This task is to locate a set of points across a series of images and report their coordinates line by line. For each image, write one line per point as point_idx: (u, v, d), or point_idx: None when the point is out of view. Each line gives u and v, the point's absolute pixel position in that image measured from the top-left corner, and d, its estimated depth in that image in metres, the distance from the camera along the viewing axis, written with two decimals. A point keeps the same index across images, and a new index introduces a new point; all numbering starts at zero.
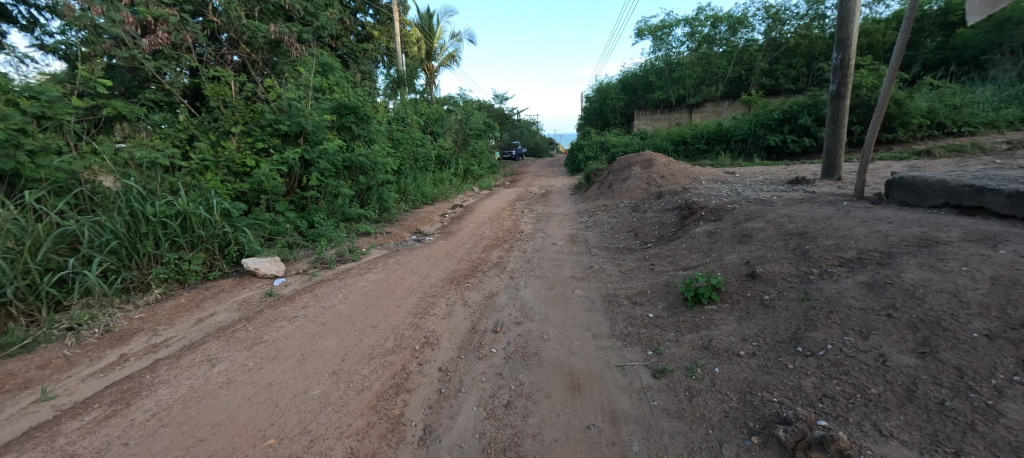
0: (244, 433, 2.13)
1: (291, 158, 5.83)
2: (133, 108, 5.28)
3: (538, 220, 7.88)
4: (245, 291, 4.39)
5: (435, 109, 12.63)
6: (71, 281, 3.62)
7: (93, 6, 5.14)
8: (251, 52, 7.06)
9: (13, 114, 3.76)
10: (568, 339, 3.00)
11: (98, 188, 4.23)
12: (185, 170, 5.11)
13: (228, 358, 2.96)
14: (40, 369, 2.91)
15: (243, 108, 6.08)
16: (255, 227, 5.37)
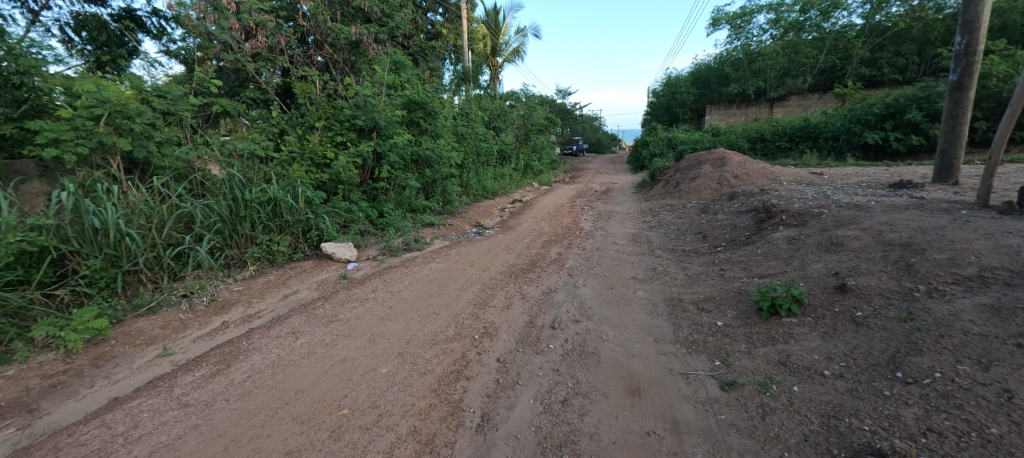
0: (322, 401, 2.34)
1: (365, 150, 6.29)
2: (236, 106, 5.93)
3: (599, 217, 7.72)
4: (322, 273, 4.79)
5: (498, 105, 12.81)
6: (185, 255, 4.17)
7: (207, 15, 6.01)
8: (333, 53, 7.59)
9: (147, 111, 4.42)
10: (628, 341, 2.92)
11: (208, 176, 4.82)
12: (277, 161, 5.66)
13: (309, 332, 3.25)
14: (162, 329, 3.40)
15: (325, 105, 6.61)
16: (333, 214, 5.82)
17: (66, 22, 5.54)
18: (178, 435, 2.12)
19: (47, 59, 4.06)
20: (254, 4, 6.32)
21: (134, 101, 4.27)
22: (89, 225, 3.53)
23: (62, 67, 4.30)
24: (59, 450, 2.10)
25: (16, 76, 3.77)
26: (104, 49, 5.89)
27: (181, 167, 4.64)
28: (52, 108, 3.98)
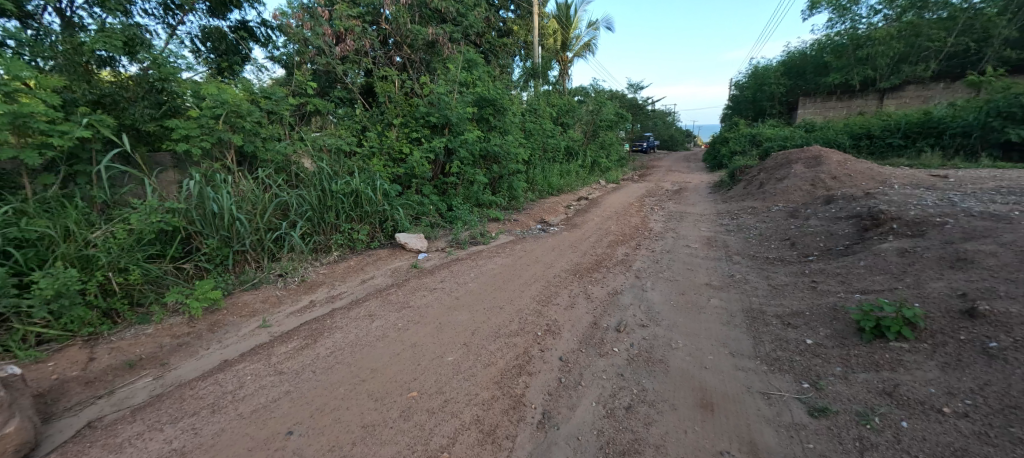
0: (394, 382, 2.49)
1: (437, 146, 6.58)
2: (325, 105, 6.47)
3: (670, 218, 7.34)
4: (395, 261, 5.10)
5: (567, 101, 12.65)
6: (281, 239, 4.63)
7: (305, 23, 6.63)
8: (411, 53, 7.98)
9: (255, 111, 4.99)
10: (700, 352, 2.75)
11: (301, 168, 5.33)
12: (360, 156, 6.10)
13: (383, 316, 3.48)
14: (261, 303, 3.84)
15: (403, 103, 6.99)
16: (407, 206, 6.14)
17: (194, 35, 6.41)
18: (274, 398, 2.37)
19: (180, 66, 4.74)
20: (345, 10, 6.85)
21: (245, 102, 4.85)
22: (208, 210, 4.08)
23: (191, 74, 4.99)
24: (182, 399, 2.46)
25: (158, 82, 4.45)
26: (222, 57, 6.73)
27: (281, 161, 5.19)
28: (184, 109, 4.64)
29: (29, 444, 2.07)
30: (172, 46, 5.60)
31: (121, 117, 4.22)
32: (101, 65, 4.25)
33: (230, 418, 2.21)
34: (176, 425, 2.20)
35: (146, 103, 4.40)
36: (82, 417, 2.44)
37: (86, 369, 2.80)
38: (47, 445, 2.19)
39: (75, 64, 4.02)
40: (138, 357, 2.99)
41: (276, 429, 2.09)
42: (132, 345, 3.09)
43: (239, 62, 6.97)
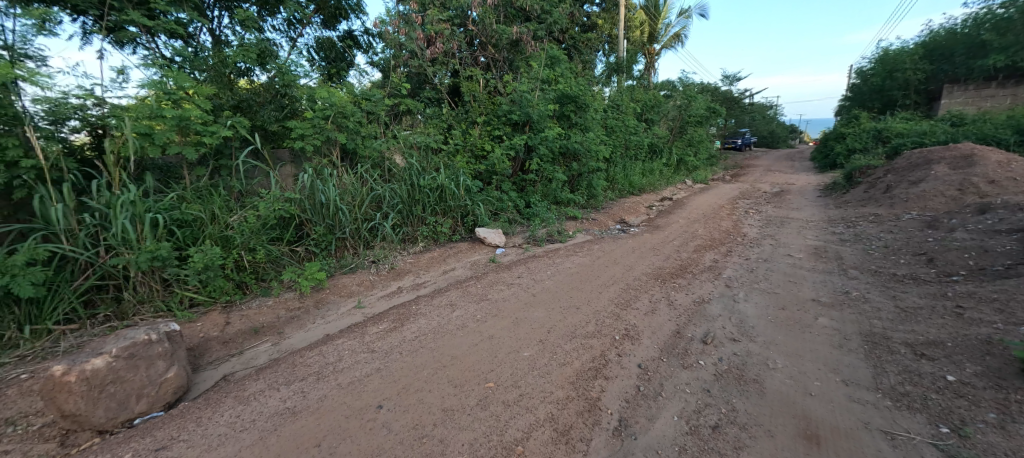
0: (472, 371, 2.59)
1: (519, 143, 6.69)
2: (416, 104, 6.90)
3: (767, 223, 6.65)
4: (474, 254, 5.29)
5: (653, 95, 12.06)
6: (375, 229, 5.04)
7: (401, 29, 7.11)
8: (495, 53, 8.17)
9: (357, 112, 5.49)
10: (803, 376, 2.45)
11: (394, 164, 5.74)
12: (445, 152, 6.42)
13: (463, 306, 3.63)
14: (357, 286, 4.24)
15: (486, 101, 7.20)
16: (487, 202, 6.32)
17: (310, 45, 7.22)
18: (367, 374, 2.60)
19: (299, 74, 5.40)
20: (436, 15, 7.21)
21: (350, 104, 5.36)
22: (317, 200, 4.58)
23: (307, 80, 5.64)
24: (294, 365, 2.80)
25: (281, 88, 5.11)
26: (331, 64, 7.49)
27: (377, 157, 5.64)
28: (301, 111, 5.27)
29: (183, 389, 2.52)
30: (292, 56, 6.37)
31: (254, 119, 4.91)
32: (239, 75, 5.07)
33: (330, 387, 2.46)
34: (290, 386, 2.51)
35: (272, 106, 5.07)
36: (219, 371, 2.89)
37: (223, 331, 3.31)
38: (196, 392, 2.65)
39: (220, 73, 4.83)
40: (260, 325, 3.47)
41: (368, 402, 2.29)
42: (256, 314, 3.59)
43: (345, 67, 7.71)
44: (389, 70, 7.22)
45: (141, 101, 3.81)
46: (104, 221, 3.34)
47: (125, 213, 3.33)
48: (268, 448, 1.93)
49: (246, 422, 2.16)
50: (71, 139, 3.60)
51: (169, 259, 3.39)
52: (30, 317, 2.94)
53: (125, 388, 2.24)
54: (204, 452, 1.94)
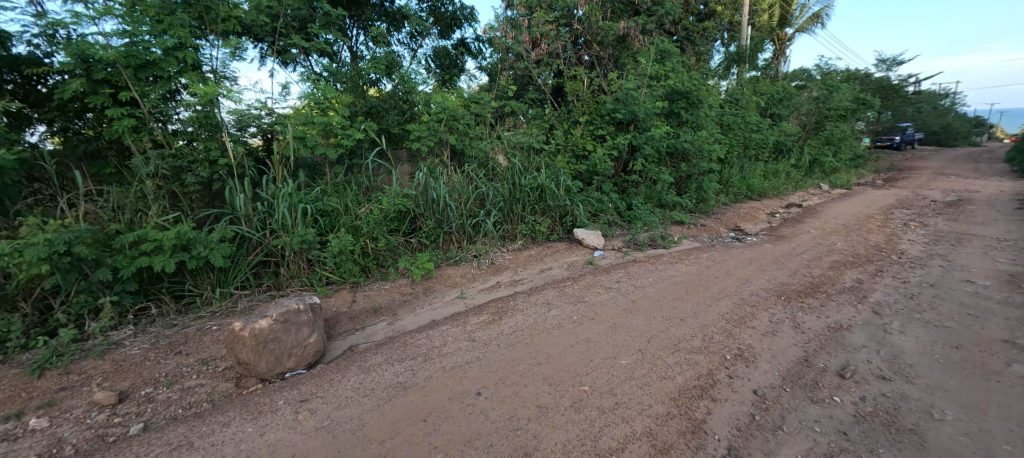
0: (568, 372, 2.57)
1: (622, 143, 6.49)
2: (519, 106, 7.09)
3: (933, 240, 5.45)
4: (572, 255, 5.26)
5: (781, 87, 10.70)
6: (478, 225, 5.29)
7: (508, 33, 7.33)
8: (600, 50, 8.02)
9: (466, 114, 5.86)
10: (985, 434, 1.95)
11: (497, 163, 5.95)
12: (546, 152, 6.49)
13: (559, 306, 3.64)
14: (460, 278, 4.51)
15: (590, 101, 7.12)
16: (587, 203, 6.23)
17: (428, 55, 7.86)
18: (468, 361, 2.76)
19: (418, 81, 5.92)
20: (543, 16, 7.30)
21: (460, 107, 5.73)
22: (430, 196, 4.97)
23: (425, 87, 6.14)
24: (406, 345, 3.09)
25: (403, 95, 5.66)
26: (445, 71, 8.05)
27: (482, 157, 5.93)
28: (419, 115, 5.76)
29: (319, 354, 2.93)
30: (412, 65, 7.00)
31: (381, 123, 5.51)
32: (370, 85, 5.71)
33: (435, 369, 2.66)
34: (401, 363, 2.78)
35: (396, 111, 5.64)
36: (346, 342, 3.33)
37: (349, 308, 3.79)
38: (329, 358, 3.08)
39: (357, 84, 5.50)
40: (378, 306, 3.89)
41: (469, 387, 2.41)
42: (376, 296, 4.03)
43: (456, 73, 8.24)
44: (496, 73, 7.53)
45: (298, 109, 4.53)
46: (269, 209, 4.06)
47: (284, 202, 4.02)
48: (383, 416, 2.15)
49: (367, 390, 2.44)
50: (250, 142, 4.43)
51: (312, 243, 3.99)
52: (218, 282, 3.69)
53: (281, 347, 2.69)
54: (334, 410, 2.24)
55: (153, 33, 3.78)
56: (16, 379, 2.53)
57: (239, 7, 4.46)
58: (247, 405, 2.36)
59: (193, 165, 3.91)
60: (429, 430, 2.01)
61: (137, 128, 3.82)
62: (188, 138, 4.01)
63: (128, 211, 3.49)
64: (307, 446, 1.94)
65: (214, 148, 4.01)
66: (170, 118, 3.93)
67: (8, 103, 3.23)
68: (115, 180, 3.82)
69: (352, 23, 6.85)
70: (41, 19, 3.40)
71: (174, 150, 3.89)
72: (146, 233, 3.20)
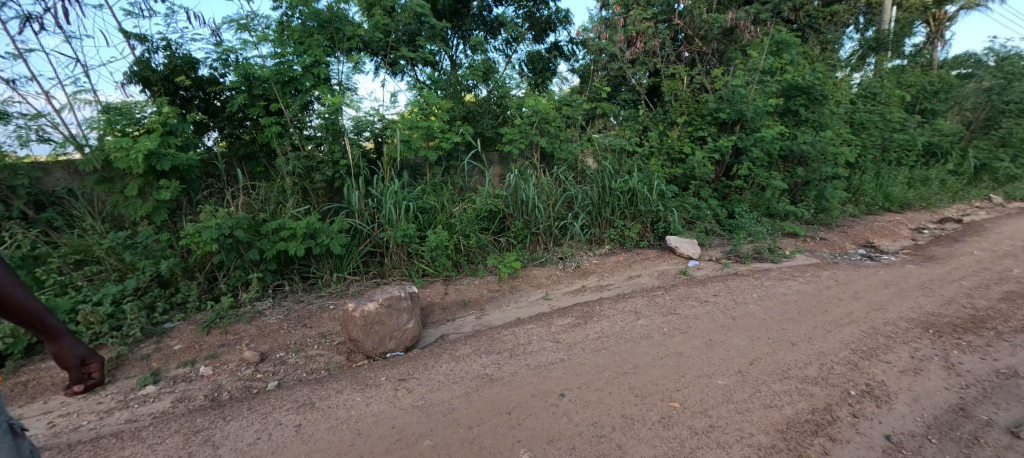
0: (657, 385, 2.40)
1: (725, 145, 5.99)
2: (612, 107, 6.91)
3: None
4: (663, 264, 4.99)
5: (936, 77, 8.95)
6: (565, 228, 5.27)
7: (602, 34, 7.15)
8: (703, 45, 7.46)
9: (558, 117, 5.88)
10: None
11: (587, 166, 5.95)
12: (639, 155, 6.25)
13: (648, 316, 3.47)
14: (545, 279, 4.55)
15: (689, 100, 6.67)
16: (681, 209, 5.85)
17: (522, 60, 8.02)
18: (552, 361, 2.76)
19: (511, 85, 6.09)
20: (640, 14, 7.00)
21: (552, 110, 5.77)
22: (519, 198, 5.09)
23: (517, 91, 6.29)
24: (493, 339, 3.20)
25: (498, 99, 5.86)
26: (537, 74, 8.14)
27: (571, 159, 5.91)
28: (511, 118, 5.91)
29: (414, 340, 3.15)
30: (506, 71, 7.20)
31: (476, 127, 5.76)
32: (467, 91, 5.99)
33: (520, 366, 2.71)
34: (488, 356, 2.89)
35: (490, 115, 5.86)
36: (438, 331, 3.57)
37: (442, 299, 4.05)
38: (423, 344, 3.32)
39: (457, 90, 5.76)
40: (468, 300, 4.09)
41: (553, 388, 2.40)
42: (465, 291, 4.23)
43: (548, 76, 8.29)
44: (587, 75, 7.42)
45: (405, 115, 4.93)
46: (378, 205, 4.50)
47: (391, 200, 4.43)
48: (469, 404, 2.25)
49: (456, 377, 2.59)
50: (364, 145, 4.94)
51: (412, 237, 4.32)
52: (334, 267, 4.18)
53: (384, 329, 2.97)
54: (427, 392, 2.41)
55: (295, 53, 4.42)
56: (193, 334, 3.19)
57: (360, 26, 5.01)
58: (356, 377, 2.65)
59: (321, 165, 4.48)
60: (512, 424, 2.05)
61: (281, 134, 4.49)
62: (317, 142, 4.58)
63: (272, 202, 4.13)
64: (402, 421, 2.11)
65: (338, 151, 4.56)
66: (306, 125, 4.55)
67: (196, 115, 4.03)
68: (263, 177, 4.53)
69: (453, 33, 7.26)
70: (218, 47, 4.19)
71: (307, 152, 4.49)
72: (285, 223, 3.76)
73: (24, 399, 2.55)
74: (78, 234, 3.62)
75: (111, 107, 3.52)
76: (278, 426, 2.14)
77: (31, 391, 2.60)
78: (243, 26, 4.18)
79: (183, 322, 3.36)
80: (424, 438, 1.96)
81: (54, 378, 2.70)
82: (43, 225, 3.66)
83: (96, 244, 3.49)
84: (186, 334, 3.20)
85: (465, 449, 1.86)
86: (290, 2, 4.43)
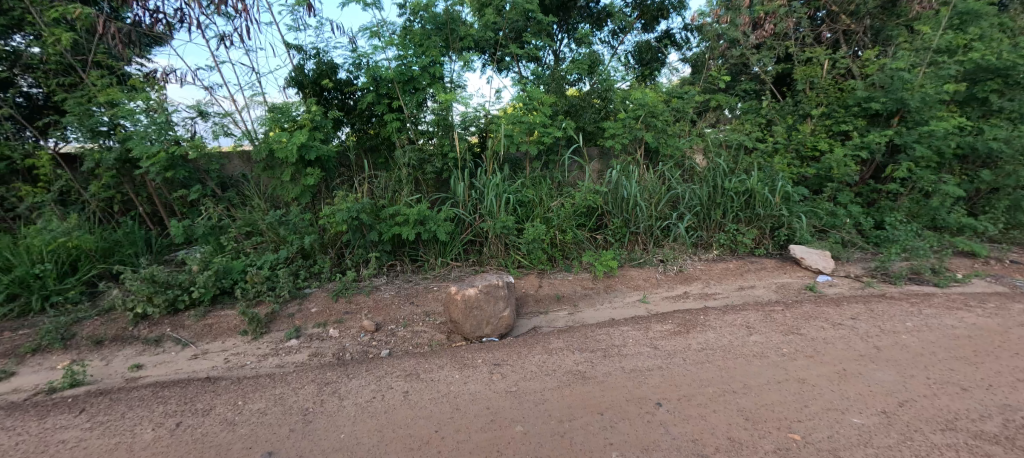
0: (771, 412, 2.07)
1: (876, 141, 5.05)
2: (729, 99, 6.28)
3: None
4: (784, 276, 4.41)
5: None
6: (669, 229, 4.94)
7: (722, 17, 6.45)
8: (851, 24, 6.34)
9: (666, 110, 5.53)
10: None
11: (696, 163, 5.52)
12: (760, 152, 5.60)
13: (763, 333, 3.10)
14: (643, 281, 4.33)
15: (830, 89, 5.76)
16: (811, 215, 5.10)
17: (628, 51, 7.67)
18: (649, 368, 2.63)
19: (616, 78, 5.87)
20: None
21: (661, 103, 5.43)
22: (620, 194, 4.90)
23: (622, 84, 6.05)
24: (585, 337, 3.16)
25: (601, 93, 5.69)
26: (645, 66, 7.72)
27: (679, 156, 5.53)
28: (614, 112, 5.70)
29: (506, 328, 3.26)
30: (611, 63, 6.94)
31: (578, 121, 5.67)
32: (570, 85, 5.86)
33: (614, 368, 2.63)
34: (581, 353, 2.86)
35: (592, 109, 5.71)
36: (531, 322, 3.65)
37: (535, 292, 4.10)
38: (516, 333, 3.42)
39: (559, 84, 5.66)
40: (562, 294, 4.10)
41: (648, 395, 2.28)
42: (559, 285, 4.23)
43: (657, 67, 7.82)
44: (701, 64, 6.81)
45: (509, 110, 5.04)
46: (480, 196, 4.70)
47: (493, 192, 4.59)
48: (562, 397, 2.27)
49: (549, 370, 2.61)
50: (470, 139, 5.18)
51: (511, 230, 4.43)
52: (439, 252, 4.49)
53: (481, 314, 3.12)
54: (521, 379, 2.48)
55: (415, 55, 4.79)
56: (324, 300, 3.71)
57: (471, 26, 5.26)
58: (454, 356, 2.83)
59: (431, 158, 4.82)
60: (604, 425, 1.99)
61: (399, 129, 4.93)
62: (429, 136, 4.94)
63: (390, 190, 4.58)
64: (498, 404, 2.21)
65: (447, 144, 4.87)
66: (421, 120, 4.93)
67: (334, 112, 4.62)
68: (384, 167, 5.03)
69: (559, 28, 7.19)
70: (353, 52, 4.73)
71: (420, 145, 4.87)
72: (399, 209, 4.14)
73: (210, 338, 3.25)
74: (248, 211, 4.42)
75: (274, 107, 4.21)
76: (390, 389, 2.39)
77: (215, 332, 3.29)
78: (374, 32, 4.66)
79: (318, 289, 3.92)
80: (516, 424, 2.01)
81: (229, 323, 3.36)
82: (225, 202, 4.55)
83: (260, 219, 4.23)
84: (320, 299, 3.72)
85: (556, 442, 1.86)
86: (412, 8, 4.82)
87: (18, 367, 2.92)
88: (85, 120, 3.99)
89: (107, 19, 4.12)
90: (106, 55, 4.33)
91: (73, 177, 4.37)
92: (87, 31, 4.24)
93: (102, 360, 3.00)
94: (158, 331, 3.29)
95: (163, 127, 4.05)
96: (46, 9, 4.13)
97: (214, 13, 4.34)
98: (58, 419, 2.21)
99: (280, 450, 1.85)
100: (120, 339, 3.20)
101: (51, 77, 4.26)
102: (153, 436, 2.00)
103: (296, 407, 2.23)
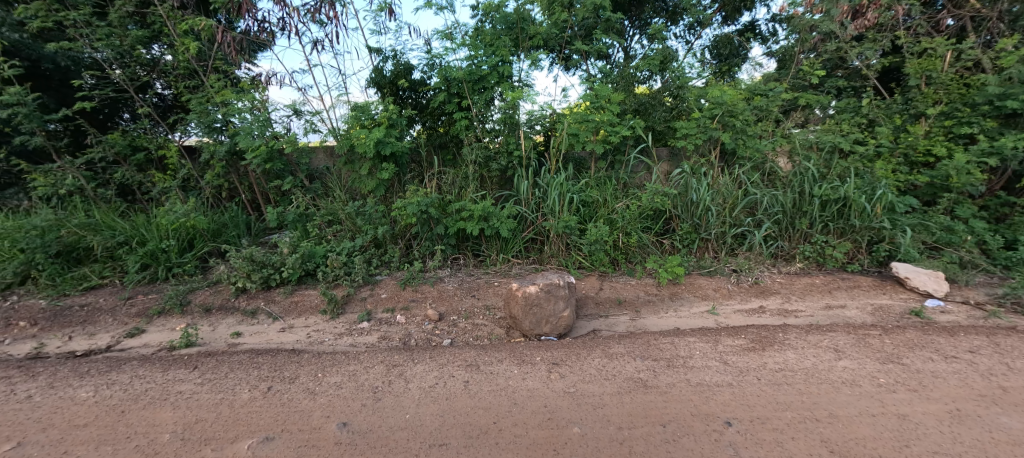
0: (858, 445, 1.87)
1: (1011, 146, 4.30)
2: (822, 97, 5.68)
3: None
4: (882, 298, 3.93)
5: None
6: (744, 236, 4.60)
7: (817, 6, 5.85)
8: (981, 8, 5.44)
9: (747, 109, 5.14)
10: None
11: (779, 167, 5.09)
12: (858, 156, 5.03)
13: (855, 359, 2.78)
14: (713, 291, 4.08)
15: (953, 84, 4.99)
16: (919, 229, 4.48)
17: (705, 46, 7.25)
18: (718, 383, 2.48)
19: (691, 75, 5.56)
20: None
21: (741, 101, 5.06)
22: (691, 198, 4.65)
23: (698, 81, 5.72)
24: (649, 344, 3.05)
25: (674, 90, 5.42)
26: (723, 61, 7.24)
27: (759, 158, 5.12)
28: (688, 111, 5.42)
29: (564, 329, 3.23)
30: (686, 59, 6.60)
31: (647, 120, 5.44)
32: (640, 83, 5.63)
33: (679, 379, 2.51)
34: (644, 361, 2.76)
35: (663, 108, 5.41)
36: (590, 325, 3.60)
37: (596, 294, 4.02)
38: (574, 334, 3.39)
39: (629, 82, 5.44)
40: (624, 298, 3.99)
41: (716, 413, 2.15)
42: (622, 288, 4.12)
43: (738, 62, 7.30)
44: (789, 58, 6.25)
45: (576, 109, 4.97)
46: (545, 195, 4.70)
47: (556, 191, 4.57)
48: (622, 404, 2.21)
49: (609, 374, 2.56)
50: (536, 138, 5.18)
51: (573, 229, 4.37)
52: (501, 248, 4.56)
53: (541, 313, 3.13)
54: (580, 381, 2.46)
55: (485, 54, 4.90)
56: (394, 287, 3.93)
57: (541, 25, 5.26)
58: (513, 352, 2.87)
59: (497, 156, 4.89)
60: (667, 438, 1.91)
61: (467, 127, 5.07)
62: (496, 135, 5.01)
63: (457, 186, 4.74)
64: (557, 403, 2.20)
65: (512, 143, 4.92)
66: (487, 118, 5.01)
67: (409, 110, 4.86)
68: (451, 164, 5.21)
69: (630, 24, 6.95)
70: (428, 54, 4.94)
71: (486, 143, 4.96)
72: (465, 204, 4.27)
73: (296, 314, 3.59)
74: (330, 201, 4.79)
75: (356, 105, 4.53)
76: (451, 378, 2.48)
77: (300, 309, 3.62)
78: (447, 35, 4.83)
79: (387, 277, 4.17)
80: (575, 425, 2.00)
81: (311, 303, 3.68)
82: (311, 193, 4.99)
83: (340, 208, 4.57)
84: (390, 287, 3.95)
85: (614, 448, 1.82)
86: (485, 9, 4.95)
87: (148, 325, 3.44)
88: (204, 117, 4.56)
89: (224, 29, 4.67)
90: (222, 60, 4.92)
91: (193, 166, 5.03)
92: (208, 40, 4.85)
93: (210, 325, 3.44)
94: (253, 304, 3.69)
95: (264, 124, 4.53)
96: (178, 21, 4.76)
97: (309, 21, 4.75)
98: (176, 373, 2.57)
99: (352, 422, 2.00)
100: (224, 309, 3.64)
101: (180, 81, 4.95)
102: (249, 396, 2.26)
103: (367, 384, 2.40)
